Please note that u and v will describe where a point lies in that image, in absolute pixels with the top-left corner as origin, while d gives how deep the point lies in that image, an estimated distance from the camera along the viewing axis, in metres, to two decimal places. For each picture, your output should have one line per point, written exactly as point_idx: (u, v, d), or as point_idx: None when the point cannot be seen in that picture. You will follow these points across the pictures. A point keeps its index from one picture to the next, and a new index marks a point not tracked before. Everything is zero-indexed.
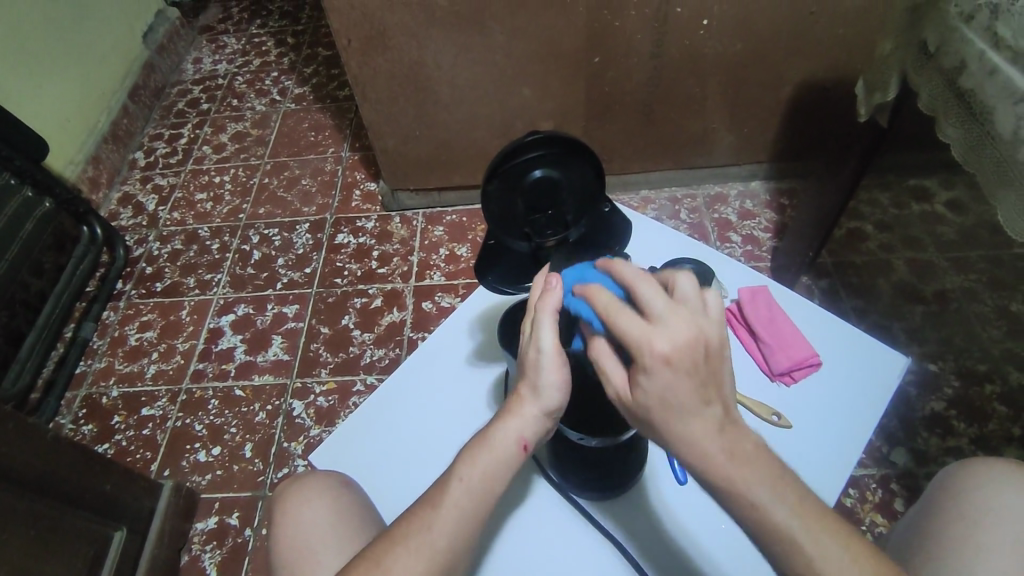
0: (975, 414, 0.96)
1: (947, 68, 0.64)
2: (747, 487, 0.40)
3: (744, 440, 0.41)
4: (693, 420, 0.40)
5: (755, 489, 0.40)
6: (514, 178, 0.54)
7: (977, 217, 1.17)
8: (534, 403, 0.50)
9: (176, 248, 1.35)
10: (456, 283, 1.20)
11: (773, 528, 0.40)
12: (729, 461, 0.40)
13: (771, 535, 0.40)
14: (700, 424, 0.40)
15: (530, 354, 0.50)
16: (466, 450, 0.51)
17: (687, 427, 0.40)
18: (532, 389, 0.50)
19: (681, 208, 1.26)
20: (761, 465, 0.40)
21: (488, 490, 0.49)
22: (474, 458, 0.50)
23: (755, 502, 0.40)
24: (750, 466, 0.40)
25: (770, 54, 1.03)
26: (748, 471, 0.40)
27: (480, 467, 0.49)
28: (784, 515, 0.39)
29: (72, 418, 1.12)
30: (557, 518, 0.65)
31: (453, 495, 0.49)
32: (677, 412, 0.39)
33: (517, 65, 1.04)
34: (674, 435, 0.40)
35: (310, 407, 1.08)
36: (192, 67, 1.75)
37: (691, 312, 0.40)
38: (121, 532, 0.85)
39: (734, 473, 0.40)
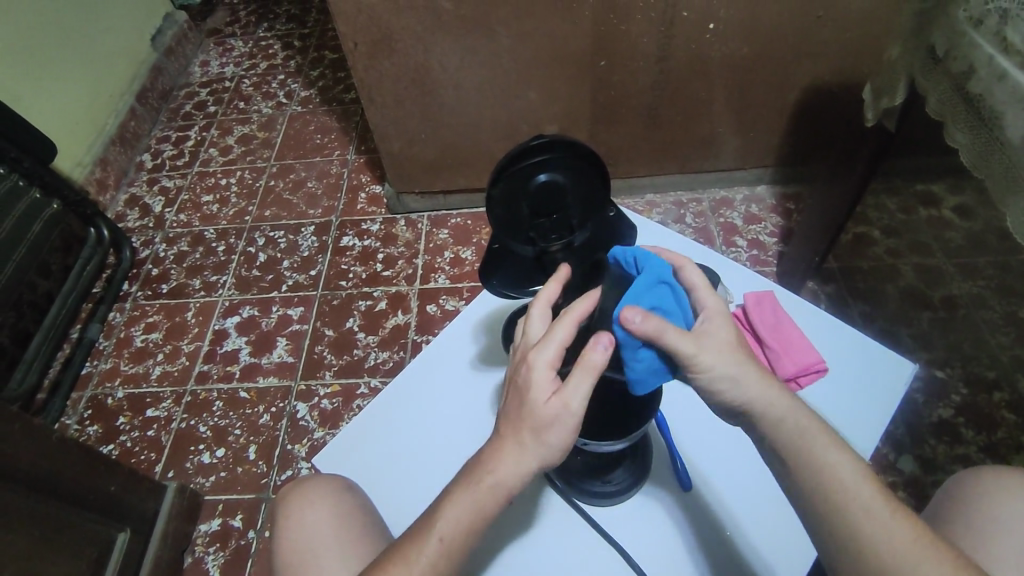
0: (983, 422, 0.95)
1: (955, 72, 0.64)
2: (813, 447, 0.48)
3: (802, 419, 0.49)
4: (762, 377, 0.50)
5: (821, 454, 0.47)
6: (520, 182, 0.54)
7: (985, 222, 1.17)
8: (540, 447, 0.49)
9: (182, 249, 1.36)
10: (461, 286, 1.20)
11: (836, 492, 0.46)
12: (799, 424, 0.49)
13: (834, 500, 0.46)
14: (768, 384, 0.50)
15: (553, 406, 0.48)
16: (449, 497, 0.50)
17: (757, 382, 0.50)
18: (538, 436, 0.48)
19: (687, 212, 1.26)
20: (824, 437, 0.48)
21: (468, 545, 0.50)
22: (456, 512, 0.49)
23: (820, 464, 0.47)
24: (821, 437, 0.48)
25: (776, 59, 1.03)
26: (816, 437, 0.48)
27: (462, 524, 0.49)
28: (848, 481, 0.46)
29: (78, 419, 1.13)
30: (556, 520, 0.64)
31: (429, 553, 0.49)
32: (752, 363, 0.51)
33: (522, 70, 1.04)
34: (749, 386, 0.49)
35: (315, 410, 1.08)
36: (199, 69, 1.76)
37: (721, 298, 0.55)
38: (126, 532, 0.86)
39: (803, 433, 0.48)
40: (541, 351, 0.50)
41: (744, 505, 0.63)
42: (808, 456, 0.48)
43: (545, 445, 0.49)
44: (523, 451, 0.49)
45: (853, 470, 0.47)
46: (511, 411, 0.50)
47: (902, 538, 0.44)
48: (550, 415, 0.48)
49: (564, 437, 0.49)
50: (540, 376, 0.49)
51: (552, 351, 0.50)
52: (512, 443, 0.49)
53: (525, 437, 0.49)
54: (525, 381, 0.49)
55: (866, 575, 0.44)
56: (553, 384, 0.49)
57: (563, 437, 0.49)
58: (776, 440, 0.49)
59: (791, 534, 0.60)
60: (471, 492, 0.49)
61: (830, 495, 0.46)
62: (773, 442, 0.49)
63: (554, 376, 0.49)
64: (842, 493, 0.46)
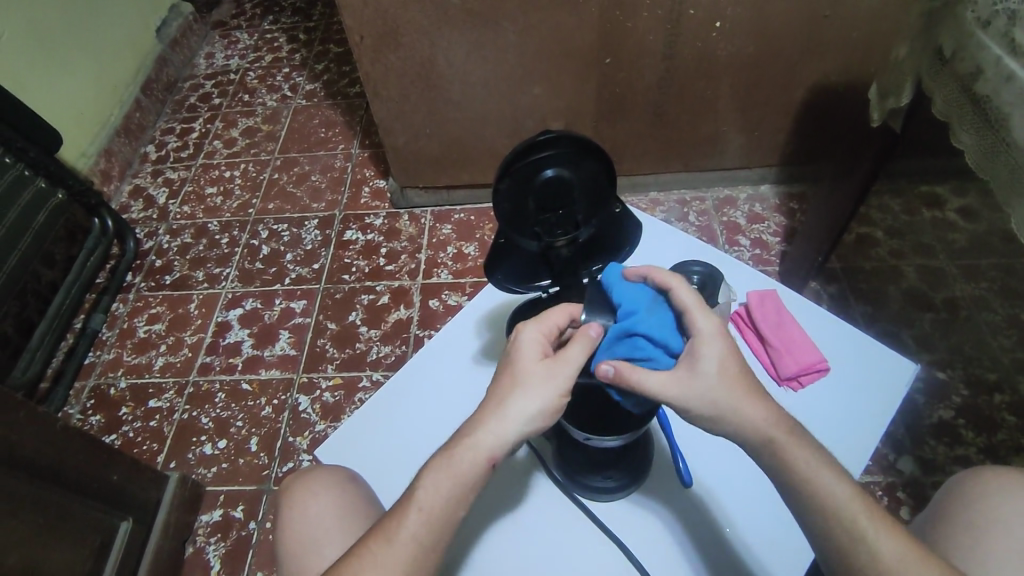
0: (983, 424, 0.95)
1: (961, 73, 0.64)
2: (808, 468, 0.47)
3: (790, 434, 0.49)
4: (749, 398, 0.49)
5: (815, 474, 0.47)
6: (527, 178, 0.54)
7: (989, 224, 1.17)
8: (527, 407, 0.50)
9: (186, 241, 1.36)
10: (463, 282, 1.20)
11: (835, 512, 0.46)
12: (791, 442, 0.48)
13: (835, 522, 0.46)
14: (757, 404, 0.49)
15: (542, 366, 0.51)
16: (427, 471, 0.50)
17: (744, 406, 0.49)
18: (525, 396, 0.50)
19: (690, 210, 1.26)
20: (812, 455, 0.48)
21: (449, 519, 0.49)
22: (433, 483, 0.49)
23: (815, 484, 0.47)
24: (814, 455, 0.48)
25: (782, 58, 1.03)
26: (808, 456, 0.48)
27: (440, 495, 0.49)
28: (844, 499, 0.47)
29: (80, 408, 1.13)
30: (558, 516, 0.64)
31: (410, 523, 0.49)
32: (739, 387, 0.49)
33: (528, 65, 1.04)
34: (732, 413, 0.49)
35: (316, 403, 1.08)
36: (204, 62, 1.76)
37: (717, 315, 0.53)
38: (129, 521, 0.86)
39: (794, 451, 0.48)
40: (532, 324, 0.54)
41: (746, 505, 0.63)
42: (804, 478, 0.47)
43: (543, 397, 0.50)
44: (519, 406, 0.50)
45: (840, 487, 0.47)
46: (502, 377, 0.52)
47: (903, 553, 0.45)
48: (548, 370, 0.51)
49: (556, 396, 0.50)
50: (533, 342, 0.53)
51: (543, 325, 0.54)
52: (504, 399, 0.50)
53: (518, 394, 0.50)
54: (518, 347, 0.53)
55: None
56: (544, 351, 0.53)
57: (557, 396, 0.50)
58: (770, 463, 0.49)
59: (792, 534, 0.61)
60: (448, 461, 0.50)
61: (830, 517, 0.46)
62: (767, 464, 0.49)
63: (545, 346, 0.53)
64: (841, 513, 0.46)
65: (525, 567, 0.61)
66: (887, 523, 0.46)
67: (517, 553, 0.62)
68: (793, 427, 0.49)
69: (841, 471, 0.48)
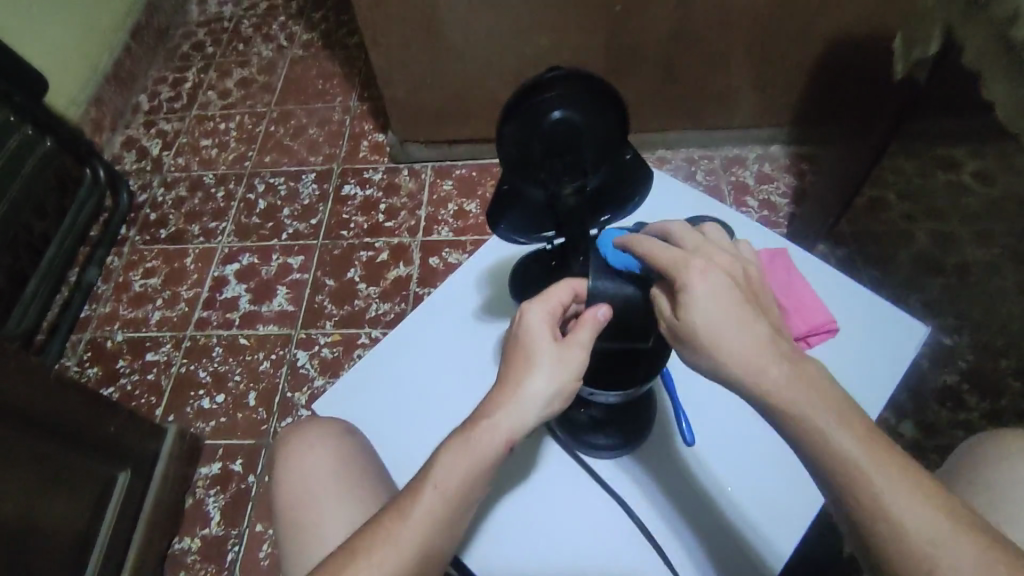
0: (987, 389, 0.95)
1: (997, 19, 0.60)
2: (808, 413, 0.41)
3: (805, 376, 0.42)
4: (741, 332, 0.43)
5: (816, 419, 0.41)
6: (534, 119, 0.51)
7: (1005, 188, 1.13)
8: (544, 394, 0.48)
9: (181, 194, 1.33)
10: (464, 239, 1.18)
11: (836, 459, 0.40)
12: (784, 384, 0.42)
13: (840, 474, 0.40)
14: (748, 339, 0.43)
15: (557, 353, 0.49)
16: (443, 450, 0.49)
17: (732, 344, 0.43)
18: (542, 385, 0.48)
19: (698, 169, 1.23)
20: (825, 396, 0.42)
21: (464, 497, 0.48)
22: (451, 461, 0.48)
23: (817, 431, 0.41)
24: (815, 395, 0.42)
25: (801, 9, 0.98)
26: (810, 398, 0.42)
27: (458, 473, 0.48)
28: (851, 447, 0.40)
29: (77, 361, 1.13)
30: (563, 478, 0.64)
31: (426, 501, 0.48)
32: (738, 322, 0.43)
33: (536, 11, 0.99)
34: (738, 351, 0.43)
35: (315, 358, 1.07)
36: (197, 8, 1.70)
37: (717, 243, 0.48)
38: (126, 473, 0.86)
39: (794, 395, 0.42)
40: (538, 303, 0.50)
41: (751, 460, 0.63)
42: (803, 425, 0.41)
43: (553, 384, 0.48)
44: (530, 392, 0.48)
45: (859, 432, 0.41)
46: (512, 360, 0.50)
47: (913, 499, 0.39)
48: (557, 355, 0.49)
49: (571, 383, 0.49)
50: (541, 324, 0.50)
51: (551, 305, 0.50)
52: (515, 384, 0.48)
53: (529, 379, 0.48)
54: (525, 331, 0.50)
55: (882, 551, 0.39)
56: (554, 333, 0.50)
57: (572, 382, 0.49)
58: (764, 406, 0.43)
59: (800, 491, 0.61)
60: (465, 439, 0.48)
61: (835, 469, 0.40)
62: (761, 407, 0.43)
63: (554, 327, 0.50)
64: (848, 464, 0.40)
65: (530, 528, 0.61)
66: (902, 468, 0.40)
67: (523, 516, 0.62)
68: (810, 366, 0.43)
69: (850, 411, 0.42)
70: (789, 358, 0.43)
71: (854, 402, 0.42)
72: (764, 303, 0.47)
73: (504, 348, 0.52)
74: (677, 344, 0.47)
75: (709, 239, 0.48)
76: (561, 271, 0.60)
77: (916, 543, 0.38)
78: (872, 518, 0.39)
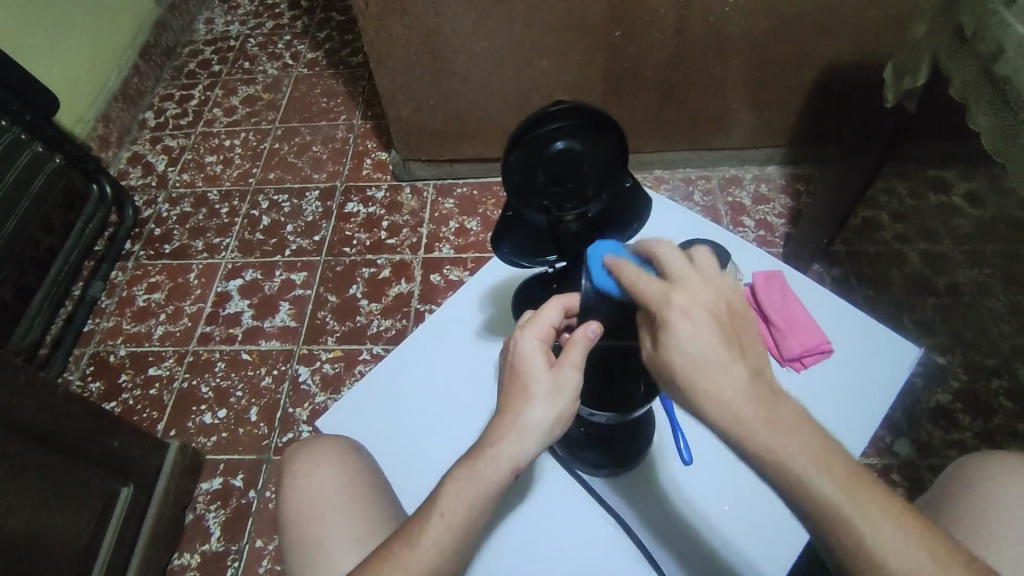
0: (980, 409, 0.96)
1: (981, 53, 0.63)
2: (815, 481, 0.38)
3: (789, 417, 0.40)
4: (720, 372, 0.41)
5: (799, 462, 0.38)
6: (538, 149, 0.53)
7: (995, 210, 1.15)
8: (542, 418, 0.49)
9: (185, 210, 1.35)
10: (466, 257, 1.20)
11: (823, 508, 0.38)
12: (787, 448, 0.39)
13: (849, 550, 0.38)
14: (740, 397, 0.40)
15: (550, 378, 0.50)
16: (449, 478, 0.49)
17: (714, 387, 0.41)
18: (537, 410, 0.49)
19: (695, 189, 1.25)
20: (807, 439, 0.39)
21: (470, 526, 0.48)
22: (455, 490, 0.48)
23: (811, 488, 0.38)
24: (819, 459, 0.38)
25: (795, 36, 1.01)
26: (791, 440, 0.39)
27: (462, 501, 0.48)
28: (860, 519, 0.37)
29: (80, 375, 1.13)
30: (563, 498, 0.65)
31: (432, 531, 0.48)
32: (713, 369, 0.41)
33: (537, 36, 1.02)
34: (713, 398, 0.41)
35: (317, 374, 1.08)
36: (204, 27, 1.73)
37: (703, 272, 0.45)
38: (129, 488, 0.86)
39: (783, 449, 0.39)
40: (529, 329, 0.53)
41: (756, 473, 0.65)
42: (805, 494, 0.38)
43: (549, 407, 0.49)
44: (529, 417, 0.49)
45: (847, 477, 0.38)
46: (510, 388, 0.51)
47: (903, 544, 0.37)
48: (551, 378, 0.50)
49: (567, 406, 0.50)
50: (533, 351, 0.52)
51: (541, 331, 0.53)
52: (513, 412, 0.49)
53: (526, 405, 0.49)
54: (519, 358, 0.52)
55: None
56: (547, 358, 0.51)
57: (568, 404, 0.50)
58: (764, 470, 0.40)
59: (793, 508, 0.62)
60: (469, 469, 0.49)
61: (841, 541, 0.38)
62: (759, 469, 0.40)
63: (547, 352, 0.52)
64: (832, 509, 0.38)
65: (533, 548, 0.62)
66: (918, 539, 0.37)
67: (524, 536, 0.63)
68: (791, 405, 0.40)
69: (856, 478, 0.38)
70: (776, 400, 0.40)
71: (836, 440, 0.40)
72: (752, 340, 0.43)
73: (502, 377, 0.53)
74: (654, 373, 0.46)
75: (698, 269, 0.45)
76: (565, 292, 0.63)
77: None
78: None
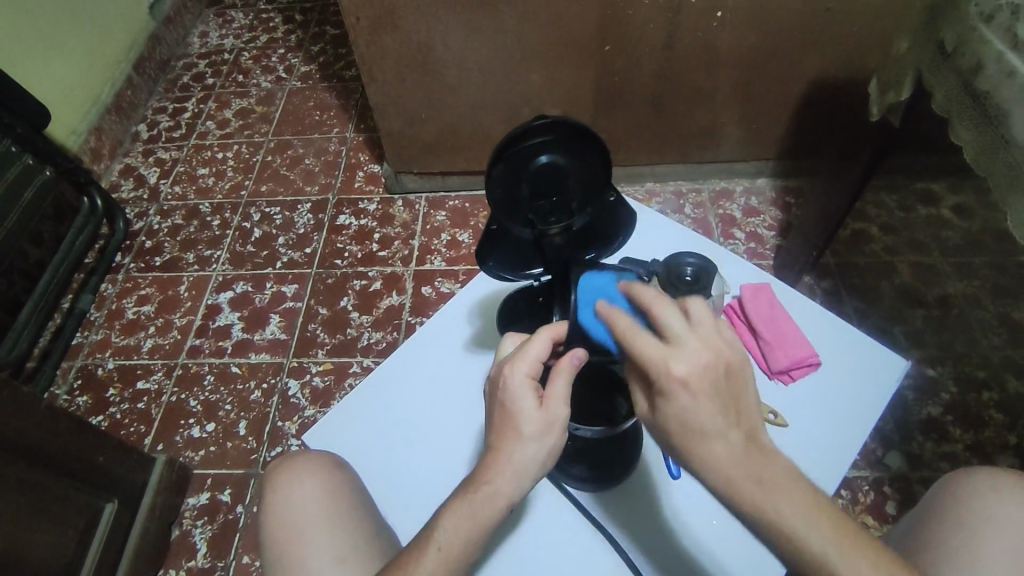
0: (971, 421, 0.96)
1: (962, 69, 0.63)
2: (828, 557, 0.40)
3: (781, 480, 0.42)
4: (722, 449, 0.42)
5: (791, 521, 0.41)
6: (522, 164, 0.53)
7: (983, 223, 1.16)
8: (533, 457, 0.48)
9: (176, 223, 1.34)
10: (457, 269, 1.20)
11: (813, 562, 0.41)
12: (797, 521, 0.41)
13: None
14: (750, 473, 0.42)
15: (540, 417, 0.48)
16: (448, 509, 0.49)
17: (718, 460, 0.42)
18: (527, 449, 0.47)
19: (686, 202, 1.25)
20: (799, 496, 0.42)
21: (466, 557, 0.48)
22: (454, 525, 0.48)
23: (803, 543, 0.41)
24: (826, 530, 0.41)
25: (782, 51, 1.02)
26: (782, 499, 0.41)
27: (460, 535, 0.48)
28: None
29: (67, 389, 1.12)
30: (557, 519, 0.64)
31: (429, 563, 0.48)
32: (710, 440, 0.42)
33: (527, 52, 1.03)
34: (708, 468, 0.42)
35: (306, 387, 1.08)
36: (198, 40, 1.74)
37: (700, 336, 0.43)
38: (114, 503, 0.85)
39: (778, 510, 0.41)
40: (519, 363, 0.50)
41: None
42: (812, 559, 0.41)
43: (540, 444, 0.48)
44: (521, 455, 0.47)
45: (838, 537, 0.41)
46: (501, 425, 0.48)
47: None
48: (542, 416, 0.48)
49: (555, 444, 0.48)
50: (522, 385, 0.49)
51: (529, 364, 0.49)
52: (507, 453, 0.47)
53: (519, 444, 0.47)
54: (507, 391, 0.49)
55: None
56: (536, 392, 0.49)
57: (556, 443, 0.48)
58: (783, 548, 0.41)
59: None
60: (467, 506, 0.48)
61: None
62: (775, 545, 0.42)
63: (535, 385, 0.49)
64: (822, 560, 0.40)
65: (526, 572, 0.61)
66: None
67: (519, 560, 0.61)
68: (781, 464, 0.42)
69: (856, 541, 0.41)
70: (766, 458, 0.42)
71: (819, 494, 0.42)
72: (747, 397, 0.44)
73: (490, 411, 0.51)
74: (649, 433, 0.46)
75: (696, 330, 0.44)
76: (548, 305, 0.62)
77: None
78: None
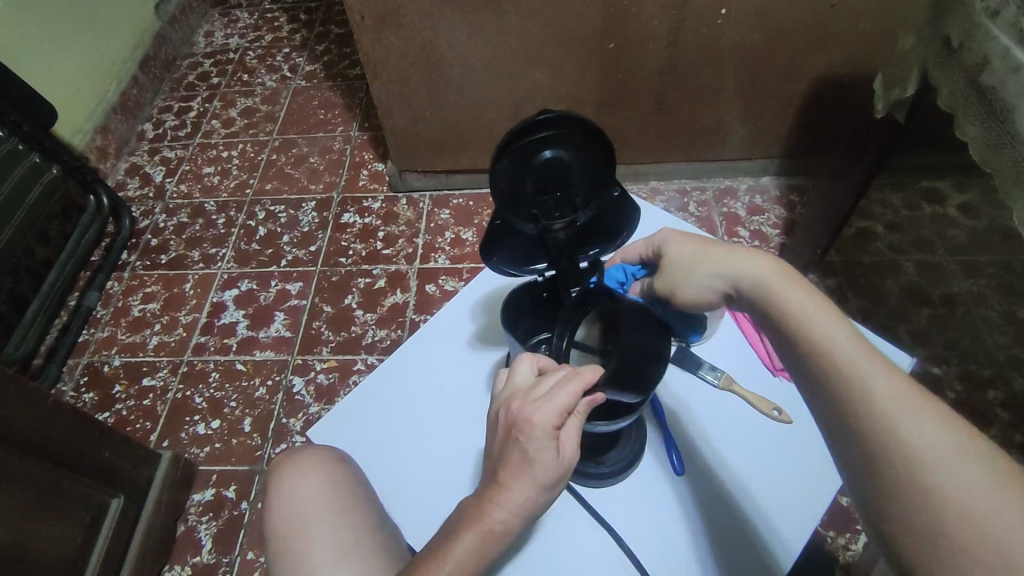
0: (977, 420, 0.95)
1: (968, 65, 0.63)
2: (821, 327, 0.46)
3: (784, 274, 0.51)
4: (725, 251, 0.54)
5: (787, 298, 0.49)
6: (527, 159, 0.53)
7: (990, 221, 1.16)
8: (541, 497, 0.49)
9: (182, 221, 1.35)
10: (461, 267, 1.20)
11: (810, 333, 0.46)
12: (797, 298, 0.48)
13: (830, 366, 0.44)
14: (753, 263, 0.52)
15: (558, 463, 0.49)
16: (460, 538, 0.49)
17: (722, 259, 0.54)
18: (539, 492, 0.49)
19: (690, 201, 1.25)
20: (799, 285, 0.50)
21: None
22: (464, 555, 0.49)
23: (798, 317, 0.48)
24: (827, 313, 0.47)
25: (787, 47, 1.02)
26: (779, 281, 0.50)
27: (469, 566, 0.49)
28: (876, 382, 0.42)
29: (73, 385, 1.13)
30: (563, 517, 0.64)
31: None
32: (715, 250, 0.55)
33: (531, 50, 1.03)
34: (715, 264, 0.54)
35: (311, 384, 1.08)
36: (203, 40, 1.74)
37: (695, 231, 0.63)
38: (119, 499, 0.86)
39: (778, 290, 0.49)
40: (546, 412, 0.49)
41: (750, 475, 0.66)
42: (810, 329, 0.46)
43: (551, 489, 0.49)
44: (533, 498, 0.49)
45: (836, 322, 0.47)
46: (519, 467, 0.48)
47: (875, 367, 0.43)
48: (560, 466, 0.49)
49: (559, 486, 0.50)
50: (546, 431, 0.49)
51: (557, 412, 0.49)
52: (522, 496, 0.49)
53: (535, 488, 0.49)
54: (531, 436, 0.48)
55: (852, 403, 0.42)
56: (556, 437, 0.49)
57: (561, 485, 0.50)
58: (821, 371, 0.45)
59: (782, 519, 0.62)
60: (478, 539, 0.49)
61: (838, 375, 0.44)
62: (787, 337, 0.48)
63: (555, 429, 0.49)
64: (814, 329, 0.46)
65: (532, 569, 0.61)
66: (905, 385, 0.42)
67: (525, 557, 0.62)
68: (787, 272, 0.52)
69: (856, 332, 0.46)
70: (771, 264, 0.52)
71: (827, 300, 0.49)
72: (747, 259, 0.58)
73: (505, 447, 0.50)
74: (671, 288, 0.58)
75: None
76: (555, 301, 0.64)
77: (883, 404, 0.41)
78: (853, 398, 0.42)
